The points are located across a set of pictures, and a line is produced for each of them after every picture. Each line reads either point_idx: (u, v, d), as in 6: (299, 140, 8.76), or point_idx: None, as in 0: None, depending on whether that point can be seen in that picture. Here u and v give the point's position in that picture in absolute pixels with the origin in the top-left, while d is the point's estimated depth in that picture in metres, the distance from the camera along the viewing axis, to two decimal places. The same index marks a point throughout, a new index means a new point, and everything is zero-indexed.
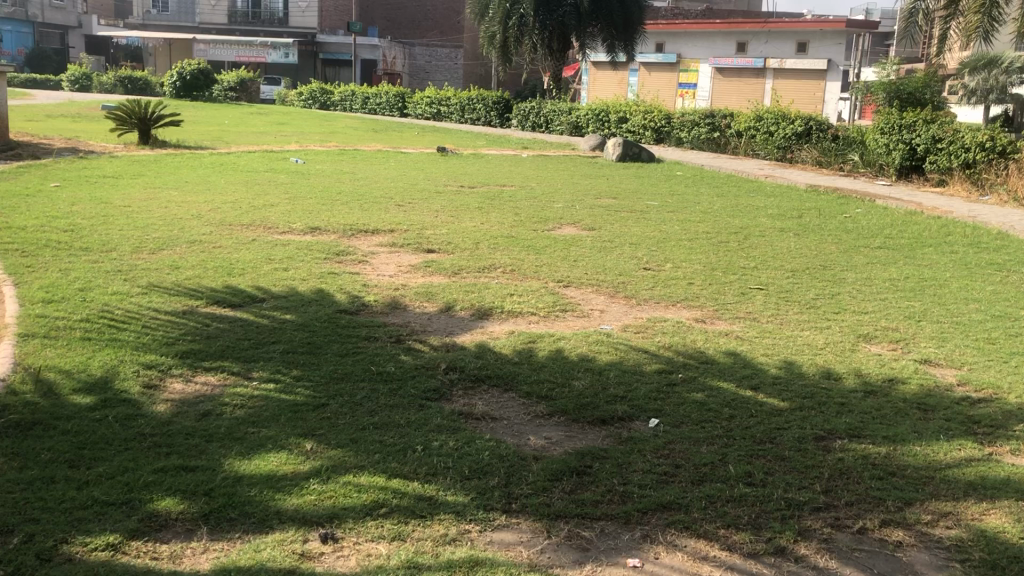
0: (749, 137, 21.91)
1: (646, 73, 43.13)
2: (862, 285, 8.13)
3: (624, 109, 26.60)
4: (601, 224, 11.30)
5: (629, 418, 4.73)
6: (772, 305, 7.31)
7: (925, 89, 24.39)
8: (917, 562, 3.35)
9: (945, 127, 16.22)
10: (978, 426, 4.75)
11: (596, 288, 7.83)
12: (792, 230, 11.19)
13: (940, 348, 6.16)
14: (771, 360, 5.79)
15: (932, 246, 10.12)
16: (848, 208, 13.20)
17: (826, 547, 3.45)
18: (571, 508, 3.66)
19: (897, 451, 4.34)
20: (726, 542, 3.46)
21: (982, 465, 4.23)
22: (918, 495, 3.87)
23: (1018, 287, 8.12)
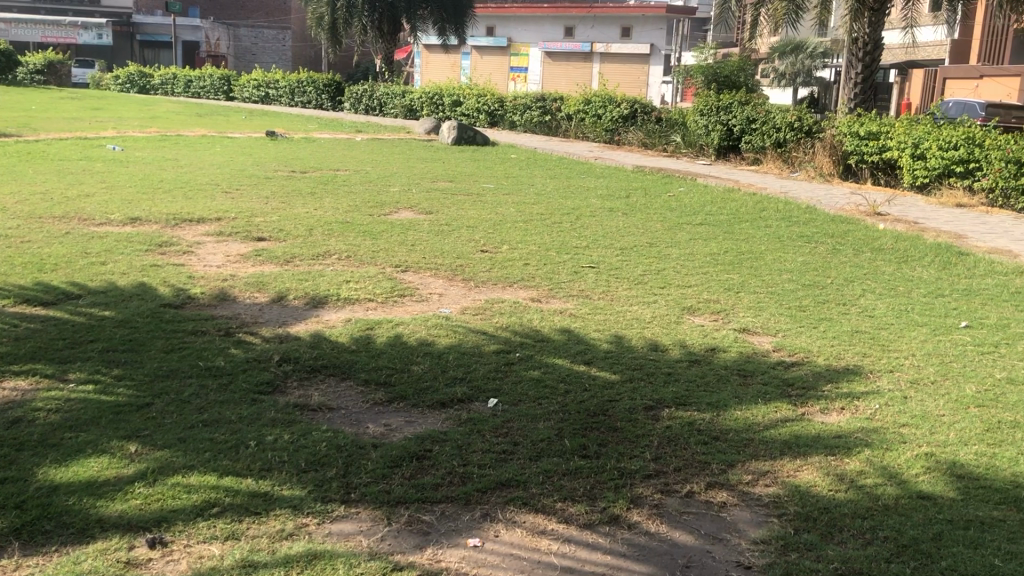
0: (578, 120, 22.42)
1: (478, 56, 43.32)
2: (685, 260, 8.51)
3: (458, 92, 26.77)
4: (437, 208, 11.32)
5: (467, 399, 4.75)
6: (603, 283, 7.53)
7: (739, 72, 25.72)
8: (739, 520, 3.55)
9: (758, 108, 17.19)
10: (791, 388, 5.08)
11: (433, 271, 7.82)
12: (621, 209, 11.55)
13: (757, 317, 6.54)
14: (603, 335, 5.97)
15: (750, 222, 10.71)
16: (673, 187, 13.76)
17: (657, 512, 3.60)
18: (411, 493, 3.65)
19: (720, 417, 4.58)
20: (563, 515, 3.55)
21: (795, 424, 4.53)
22: (739, 457, 4.10)
23: (825, 258, 8.72)
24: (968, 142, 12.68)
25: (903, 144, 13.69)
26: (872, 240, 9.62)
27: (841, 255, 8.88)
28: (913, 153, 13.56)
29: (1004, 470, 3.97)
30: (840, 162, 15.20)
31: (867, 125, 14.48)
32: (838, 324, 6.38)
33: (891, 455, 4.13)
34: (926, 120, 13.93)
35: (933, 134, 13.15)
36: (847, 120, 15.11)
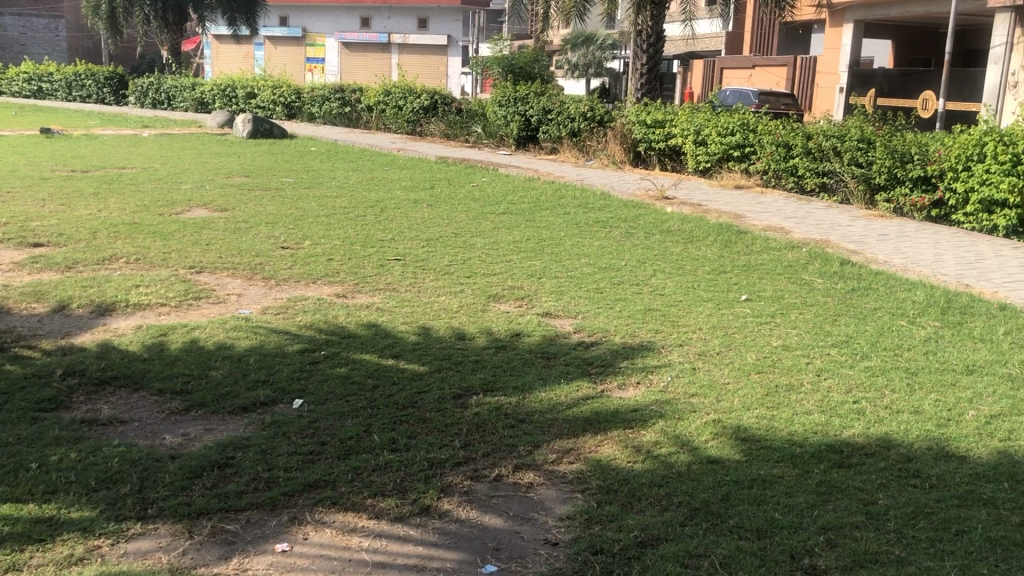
0: (379, 111, 22.20)
1: (272, 46, 41.89)
2: (489, 249, 8.64)
3: (251, 84, 25.85)
4: (234, 205, 10.89)
5: (272, 402, 4.62)
6: (408, 275, 7.53)
7: (534, 63, 26.35)
8: (546, 499, 3.66)
9: (553, 99, 17.70)
10: (592, 366, 5.30)
11: (231, 271, 7.53)
12: (424, 201, 11.56)
13: (558, 301, 6.76)
14: (409, 327, 5.98)
15: (549, 209, 11.01)
16: (475, 177, 13.95)
17: (466, 499, 3.65)
18: (214, 503, 3.51)
19: (525, 399, 4.70)
20: (373, 511, 3.53)
21: (596, 401, 4.72)
22: (544, 437, 4.23)
23: (620, 241, 9.12)
24: (744, 128, 13.62)
25: (686, 130, 14.51)
26: (662, 222, 10.15)
27: (634, 238, 9.31)
28: (696, 139, 14.42)
29: (781, 429, 4.31)
30: (631, 149, 15.92)
31: (653, 113, 15.27)
32: (633, 304, 6.69)
33: (683, 424, 4.39)
34: (705, 108, 14.83)
35: (713, 121, 14.05)
36: (636, 109, 15.85)
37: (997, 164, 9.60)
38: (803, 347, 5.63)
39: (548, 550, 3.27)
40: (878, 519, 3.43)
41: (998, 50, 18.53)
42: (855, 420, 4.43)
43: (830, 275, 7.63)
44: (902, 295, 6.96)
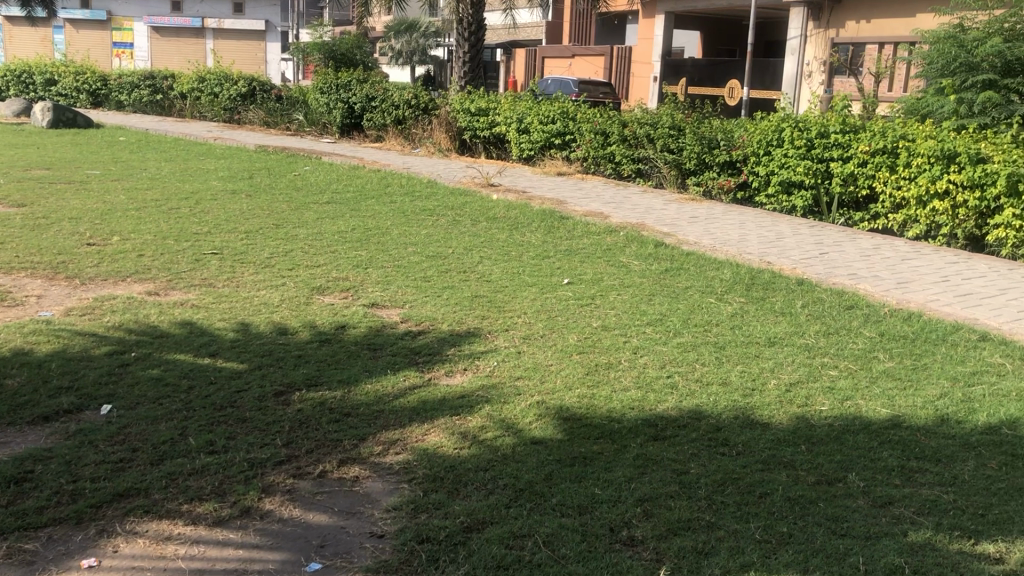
0: (193, 99, 21.21)
1: (73, 30, 38.07)
2: (312, 240, 8.44)
3: (50, 70, 24.08)
4: (33, 200, 10.12)
5: (77, 409, 4.34)
6: (227, 269, 7.25)
7: (356, 50, 25.93)
8: (372, 491, 3.63)
9: (377, 86, 17.49)
10: (419, 355, 5.29)
11: (29, 271, 7.00)
12: (244, 192, 11.15)
13: (384, 291, 6.69)
14: (227, 324, 5.76)
15: (374, 198, 10.88)
16: (297, 166, 13.60)
17: (289, 498, 3.57)
18: (10, 523, 3.26)
19: (350, 392, 4.64)
20: (190, 516, 3.39)
21: (422, 390, 4.72)
22: (370, 430, 4.19)
23: (446, 229, 9.13)
24: (564, 116, 13.96)
25: (509, 118, 14.72)
26: (488, 209, 10.24)
27: (461, 225, 9.36)
28: (519, 127, 14.64)
29: (601, 407, 4.46)
30: (456, 137, 15.98)
31: (476, 101, 15.40)
32: (459, 291, 6.73)
33: (508, 407, 4.46)
34: (527, 96, 15.09)
35: (535, 110, 14.33)
36: (459, 96, 15.93)
37: (794, 149, 10.29)
38: (621, 327, 5.84)
39: (374, 543, 3.24)
40: (691, 487, 3.61)
41: (795, 41, 19.82)
42: (669, 394, 4.65)
43: (646, 257, 7.95)
44: (711, 274, 7.34)
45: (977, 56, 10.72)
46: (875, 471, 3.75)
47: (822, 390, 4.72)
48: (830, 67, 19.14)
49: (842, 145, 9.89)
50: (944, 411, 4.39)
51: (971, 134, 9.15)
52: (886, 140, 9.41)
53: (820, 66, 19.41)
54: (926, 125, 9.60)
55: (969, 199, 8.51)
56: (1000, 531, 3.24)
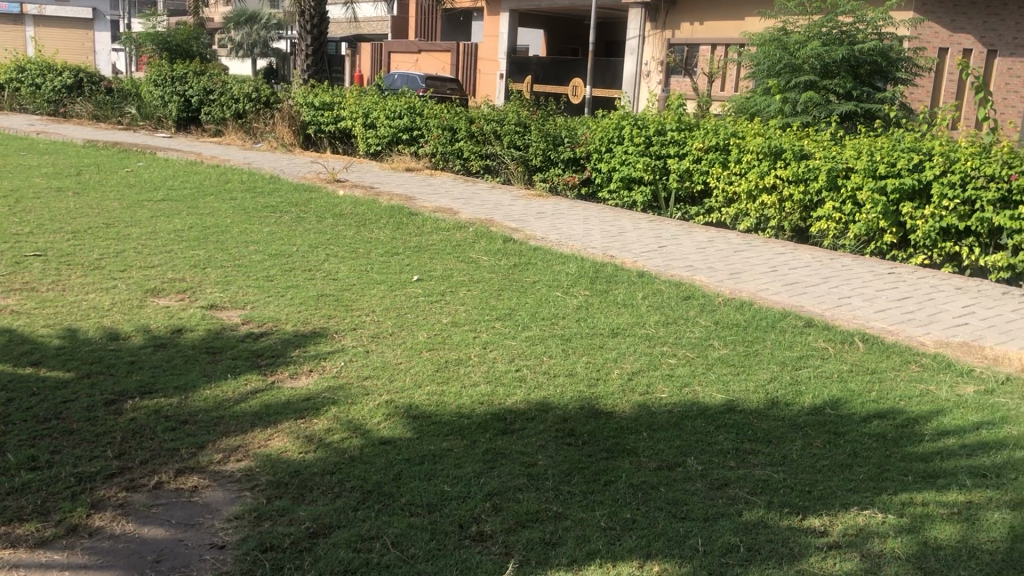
0: (12, 90, 19.81)
1: None
2: (146, 240, 8.02)
3: None
4: None
5: None
6: (52, 272, 6.79)
7: (192, 40, 24.89)
8: (212, 501, 3.48)
9: (214, 79, 16.83)
10: (261, 358, 5.12)
11: None
12: (70, 189, 10.50)
13: (224, 292, 6.44)
14: (52, 331, 5.39)
15: (214, 195, 10.47)
16: (129, 162, 12.91)
17: (121, 512, 3.38)
18: None
19: (188, 399, 4.43)
20: (9, 540, 3.15)
21: (266, 393, 4.57)
22: (209, 437, 4.02)
23: (290, 226, 8.88)
24: (410, 111, 13.88)
25: (355, 113, 14.50)
26: (334, 206, 10.04)
27: (305, 222, 9.13)
28: (365, 122, 14.44)
29: (449, 404, 4.45)
30: (299, 132, 15.58)
31: (320, 96, 15.09)
32: (304, 290, 6.55)
33: (355, 408, 4.38)
34: (372, 90, 14.92)
35: (381, 105, 14.17)
36: (303, 91, 15.56)
37: (633, 146, 10.62)
38: (470, 322, 5.85)
39: (214, 554, 3.11)
40: (539, 479, 3.66)
41: (633, 42, 20.52)
42: (517, 388, 4.69)
43: (494, 253, 8.00)
44: (557, 268, 7.47)
45: (798, 58, 11.38)
46: (711, 454, 3.91)
47: (663, 378, 4.88)
48: (667, 67, 19.86)
49: (678, 143, 10.28)
50: (773, 395, 4.63)
51: (795, 132, 9.68)
52: (719, 138, 9.84)
53: (657, 66, 20.12)
54: (754, 123, 10.10)
55: (795, 193, 9.02)
56: (826, 505, 3.45)
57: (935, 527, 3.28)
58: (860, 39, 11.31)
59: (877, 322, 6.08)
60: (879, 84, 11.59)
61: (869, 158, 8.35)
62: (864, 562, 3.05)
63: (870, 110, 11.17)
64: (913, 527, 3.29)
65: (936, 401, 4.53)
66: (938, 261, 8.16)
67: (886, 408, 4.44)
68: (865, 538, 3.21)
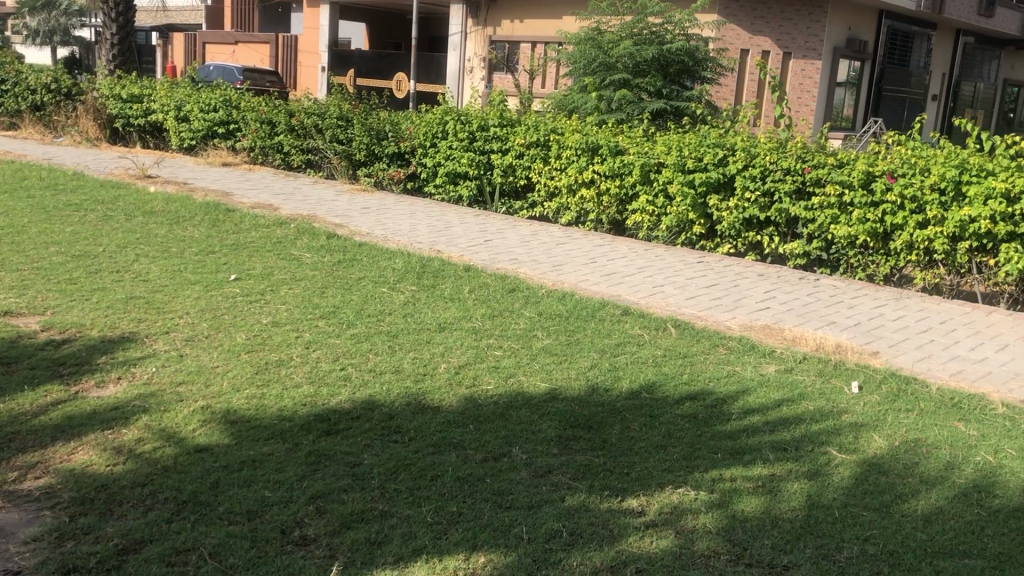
0: None
1: None
2: None
3: None
4: None
5: None
6: None
7: None
8: (7, 524, 3.22)
9: (7, 68, 15.57)
10: (64, 367, 4.78)
11: None
12: None
13: (21, 297, 5.97)
14: None
15: (7, 193, 9.69)
16: None
17: None
18: None
19: None
20: None
21: (69, 404, 4.28)
22: (4, 455, 3.71)
23: (95, 225, 8.34)
24: (226, 104, 13.35)
25: (166, 106, 13.81)
26: (144, 203, 9.52)
27: (112, 221, 8.60)
28: (177, 115, 13.77)
29: (270, 407, 4.31)
30: (105, 125, 14.66)
31: (127, 87, 14.28)
32: (111, 293, 6.17)
33: (169, 415, 4.17)
34: (185, 82, 14.25)
35: (194, 97, 13.54)
36: (107, 81, 14.66)
37: (457, 141, 10.67)
38: (292, 322, 5.70)
39: None
40: (363, 479, 3.61)
41: (455, 38, 20.58)
42: (342, 387, 4.61)
43: (317, 250, 7.82)
44: (382, 264, 7.40)
45: (612, 57, 11.80)
46: (535, 443, 3.98)
47: (489, 370, 4.93)
48: (489, 63, 20.09)
49: (500, 138, 10.41)
50: (594, 381, 4.78)
51: (611, 128, 10.01)
52: (540, 133, 10.04)
53: (479, 62, 20.33)
54: (572, 120, 10.37)
55: (612, 187, 9.33)
56: (643, 486, 3.58)
57: (742, 500, 3.48)
58: (669, 39, 11.83)
59: (690, 309, 6.39)
60: (687, 83, 12.17)
61: (679, 154, 8.75)
62: (678, 538, 3.20)
63: (679, 108, 11.71)
64: (722, 501, 3.47)
65: (743, 381, 4.81)
66: (743, 250, 8.67)
67: (697, 390, 4.67)
68: (679, 515, 3.36)
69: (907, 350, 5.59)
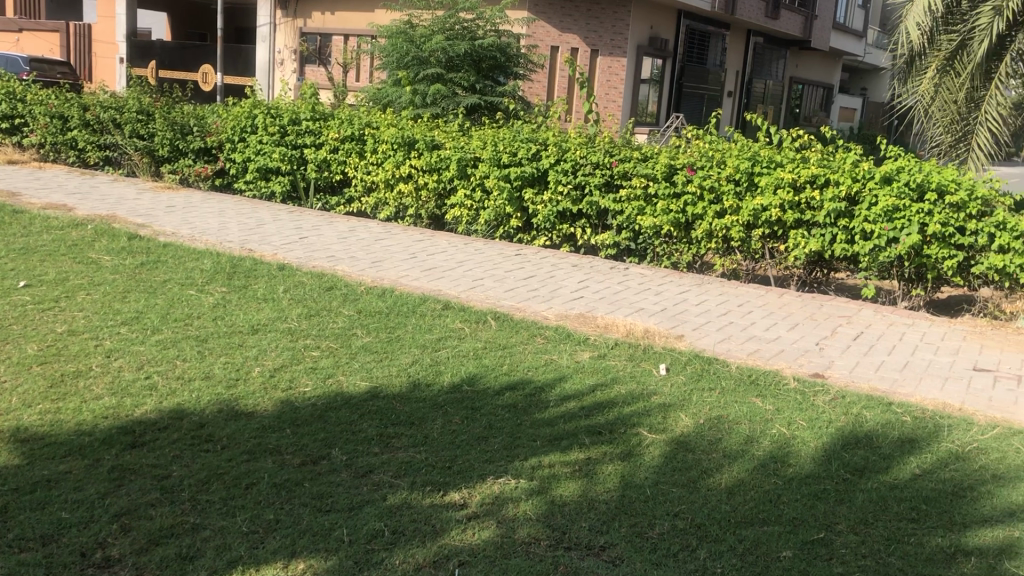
0: None
1: None
2: None
3: None
4: None
5: None
6: None
7: None
8: None
9: None
10: None
11: None
12: None
13: None
14: None
15: None
16: None
17: None
18: None
19: None
20: None
21: None
22: None
23: None
24: (8, 96, 12.33)
25: None
26: None
27: None
28: None
29: (67, 422, 4.02)
30: None
31: None
32: None
33: None
34: None
35: None
36: None
37: (267, 135, 10.33)
38: (90, 329, 5.33)
39: None
40: (173, 492, 3.43)
41: (263, 29, 20.06)
42: (147, 396, 4.36)
43: (118, 252, 7.36)
44: (190, 265, 7.06)
45: (425, 51, 11.77)
46: (355, 443, 3.92)
47: (306, 371, 4.81)
48: (300, 56, 19.68)
49: (313, 132, 10.17)
50: (415, 377, 4.76)
51: (426, 122, 10.01)
52: (354, 128, 9.89)
53: (290, 55, 19.90)
54: (386, 114, 10.29)
55: (429, 182, 9.32)
56: (464, 478, 3.60)
57: (560, 485, 3.57)
58: (480, 35, 11.93)
59: (508, 301, 6.49)
60: (500, 79, 12.32)
61: (493, 149, 8.86)
62: (499, 528, 3.24)
63: (492, 102, 11.87)
64: (541, 488, 3.55)
65: (559, 369, 4.94)
66: (558, 242, 8.89)
67: (516, 380, 4.76)
68: (500, 505, 3.40)
69: (709, 332, 5.91)
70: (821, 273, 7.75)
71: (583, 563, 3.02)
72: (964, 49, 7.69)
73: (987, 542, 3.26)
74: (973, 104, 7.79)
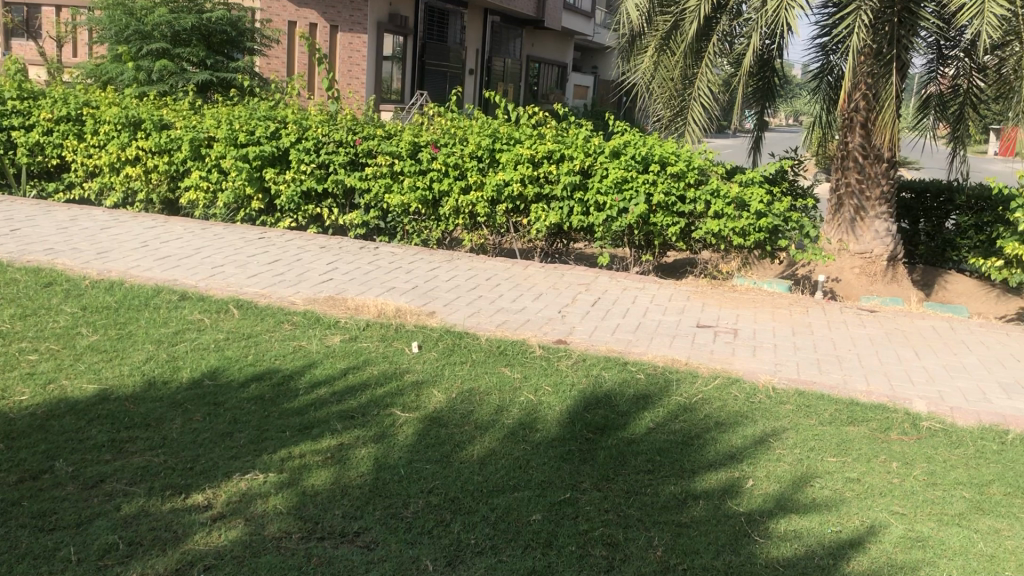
0: None
1: None
2: None
3: None
4: None
5: None
6: None
7: None
8: None
9: None
10: None
11: None
12: None
13: None
14: None
15: None
16: None
17: None
18: None
19: None
20: None
21: None
22: None
23: None
24: None
25: None
26: None
27: None
28: None
29: None
30: None
31: None
32: None
33: None
34: None
35: None
36: None
37: None
38: None
39: None
40: None
41: None
42: None
43: None
44: None
45: (147, 25, 10.97)
46: (83, 452, 3.60)
47: (22, 378, 4.35)
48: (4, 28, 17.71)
49: (22, 113, 9.21)
50: (150, 375, 4.45)
51: (152, 101, 9.35)
52: (69, 107, 9.05)
53: None
54: (106, 92, 9.50)
55: (159, 165, 8.71)
56: (207, 478, 3.41)
57: (311, 475, 3.47)
58: (207, 8, 11.28)
59: (252, 287, 6.22)
60: (234, 55, 11.73)
61: (229, 128, 8.44)
62: (248, 526, 3.10)
63: (225, 79, 11.29)
64: (291, 480, 3.43)
65: (308, 355, 4.80)
66: (304, 223, 8.65)
67: (263, 369, 4.58)
68: (248, 502, 3.26)
69: (458, 307, 5.99)
70: (561, 244, 8.09)
71: (337, 551, 2.96)
72: (677, 29, 8.26)
73: (714, 485, 3.55)
74: (687, 81, 8.39)
